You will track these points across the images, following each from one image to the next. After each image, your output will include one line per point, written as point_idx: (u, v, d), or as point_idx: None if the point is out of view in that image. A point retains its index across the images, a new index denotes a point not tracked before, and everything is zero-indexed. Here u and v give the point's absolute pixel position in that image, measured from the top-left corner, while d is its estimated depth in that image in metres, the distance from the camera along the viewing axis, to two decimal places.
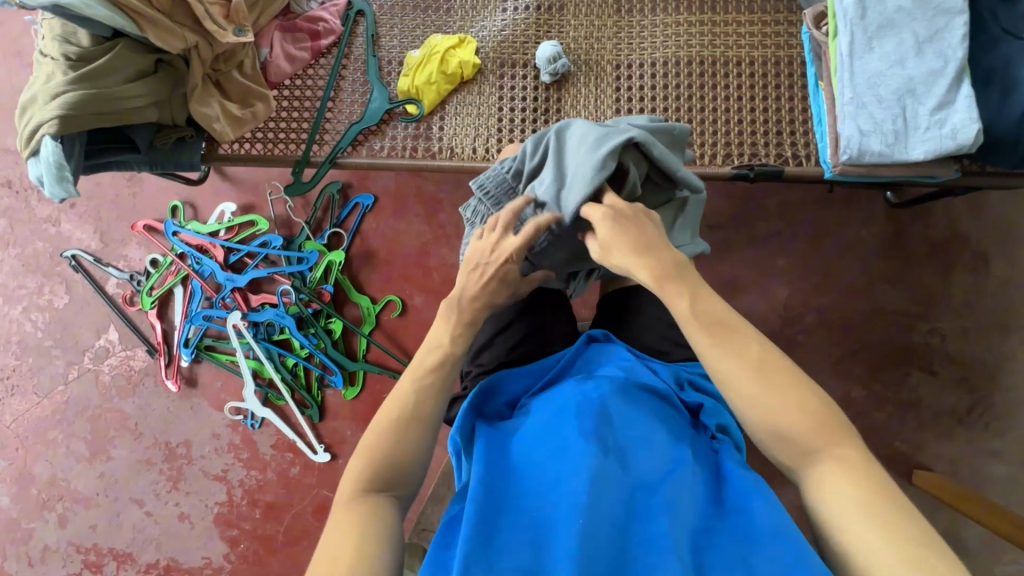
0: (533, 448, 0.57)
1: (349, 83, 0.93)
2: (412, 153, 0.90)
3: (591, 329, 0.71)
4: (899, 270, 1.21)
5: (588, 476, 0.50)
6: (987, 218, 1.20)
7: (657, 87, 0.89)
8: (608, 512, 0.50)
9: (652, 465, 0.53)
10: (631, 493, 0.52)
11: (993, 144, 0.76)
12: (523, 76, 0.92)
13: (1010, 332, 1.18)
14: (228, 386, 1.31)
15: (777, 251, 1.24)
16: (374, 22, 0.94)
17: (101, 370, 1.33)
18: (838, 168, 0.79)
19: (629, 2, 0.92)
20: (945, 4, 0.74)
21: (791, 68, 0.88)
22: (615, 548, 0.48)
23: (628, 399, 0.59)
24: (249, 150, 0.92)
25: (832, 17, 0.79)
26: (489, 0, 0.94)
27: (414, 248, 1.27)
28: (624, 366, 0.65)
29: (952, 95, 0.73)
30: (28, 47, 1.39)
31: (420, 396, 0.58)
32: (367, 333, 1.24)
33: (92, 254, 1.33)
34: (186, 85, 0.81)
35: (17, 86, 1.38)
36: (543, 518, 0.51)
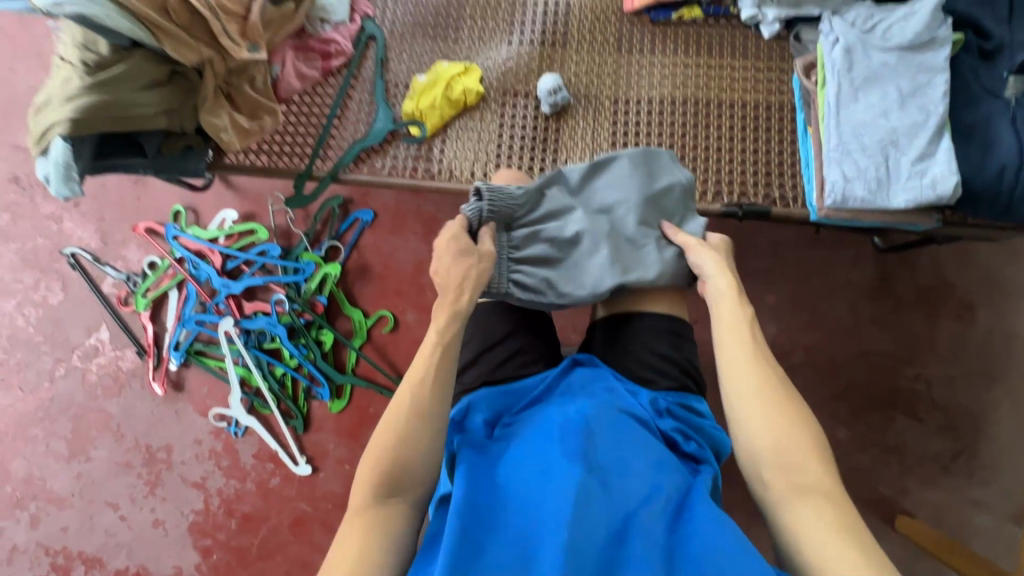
0: (517, 465, 0.57)
1: (356, 103, 0.96)
2: (412, 173, 0.93)
3: (576, 352, 0.71)
4: (887, 314, 1.23)
5: (573, 490, 0.51)
6: (974, 267, 1.22)
7: (653, 125, 0.93)
8: (592, 526, 0.51)
9: (632, 485, 0.54)
10: (614, 510, 0.53)
11: (973, 196, 0.79)
12: (524, 105, 0.95)
13: (994, 381, 1.19)
14: (214, 392, 1.30)
15: (768, 288, 1.25)
16: (384, 47, 0.98)
17: (89, 369, 1.33)
18: (822, 211, 0.81)
19: (629, 42, 0.95)
20: (928, 62, 0.78)
21: (781, 112, 0.91)
22: (598, 562, 0.50)
23: (612, 424, 0.60)
24: (254, 160, 0.95)
25: (821, 67, 0.83)
26: (495, 33, 0.98)
27: (410, 264, 1.28)
28: (608, 390, 0.65)
29: (933, 148, 0.76)
30: (48, 49, 1.43)
31: (405, 427, 0.58)
32: (357, 347, 1.25)
33: (92, 253, 1.34)
34: (198, 97, 0.83)
35: (32, 86, 1.41)
36: (529, 533, 0.51)
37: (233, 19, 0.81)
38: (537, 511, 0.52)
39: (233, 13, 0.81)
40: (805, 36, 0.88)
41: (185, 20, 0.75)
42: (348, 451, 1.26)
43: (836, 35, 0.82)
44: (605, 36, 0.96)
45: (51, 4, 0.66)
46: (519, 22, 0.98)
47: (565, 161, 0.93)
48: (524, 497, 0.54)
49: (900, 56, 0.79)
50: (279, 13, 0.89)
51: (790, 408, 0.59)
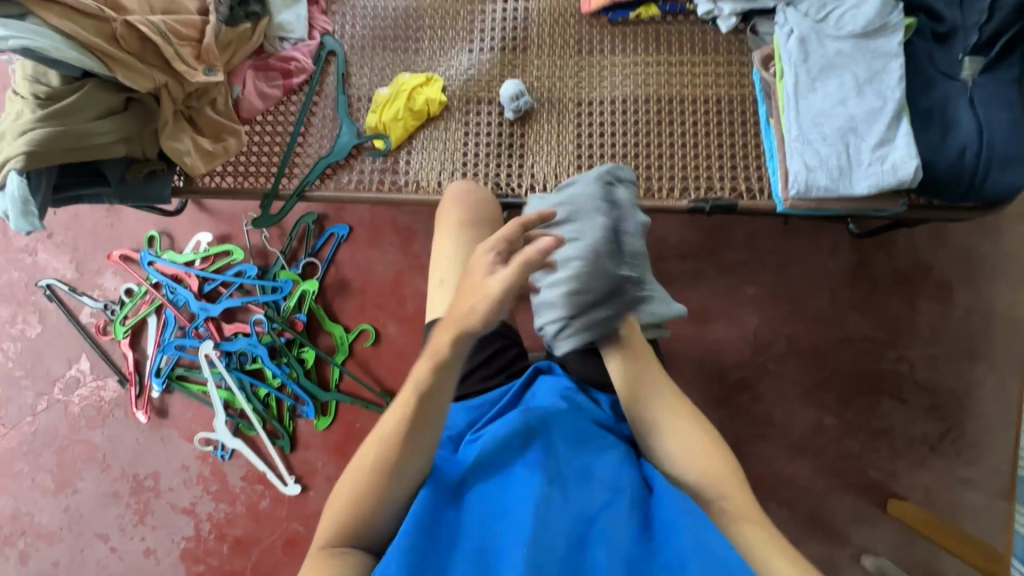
0: (479, 483, 0.57)
1: (319, 120, 0.96)
2: (379, 187, 0.93)
3: (537, 360, 0.71)
4: (867, 298, 1.23)
5: (533, 504, 0.51)
6: (950, 247, 1.22)
7: (617, 125, 0.93)
8: (555, 541, 0.50)
9: (595, 494, 0.54)
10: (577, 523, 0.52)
11: (935, 179, 0.80)
12: (488, 113, 0.95)
13: (977, 359, 1.19)
14: (199, 417, 1.29)
15: (747, 279, 1.25)
16: (344, 62, 0.97)
17: (71, 400, 1.32)
18: (787, 202, 0.81)
19: (590, 43, 0.95)
20: (882, 48, 0.78)
21: (743, 106, 0.91)
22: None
23: (574, 434, 0.60)
24: (220, 182, 0.94)
25: (778, 59, 0.83)
26: (456, 41, 0.98)
27: (388, 277, 1.28)
28: (568, 398, 0.65)
29: (891, 133, 0.76)
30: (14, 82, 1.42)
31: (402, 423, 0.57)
32: (339, 363, 1.25)
33: (68, 283, 1.33)
34: (158, 121, 0.82)
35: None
36: (488, 549, 0.51)
37: (187, 43, 0.80)
38: (496, 529, 0.52)
39: (187, 38, 0.80)
40: (761, 28, 0.87)
41: (137, 49, 0.75)
42: (337, 467, 1.25)
43: (791, 26, 0.81)
44: (564, 39, 0.96)
45: None
46: (479, 29, 0.98)
47: (532, 166, 0.93)
48: (484, 514, 0.54)
49: (854, 43, 0.79)
50: (238, 36, 0.89)
51: (686, 414, 0.64)
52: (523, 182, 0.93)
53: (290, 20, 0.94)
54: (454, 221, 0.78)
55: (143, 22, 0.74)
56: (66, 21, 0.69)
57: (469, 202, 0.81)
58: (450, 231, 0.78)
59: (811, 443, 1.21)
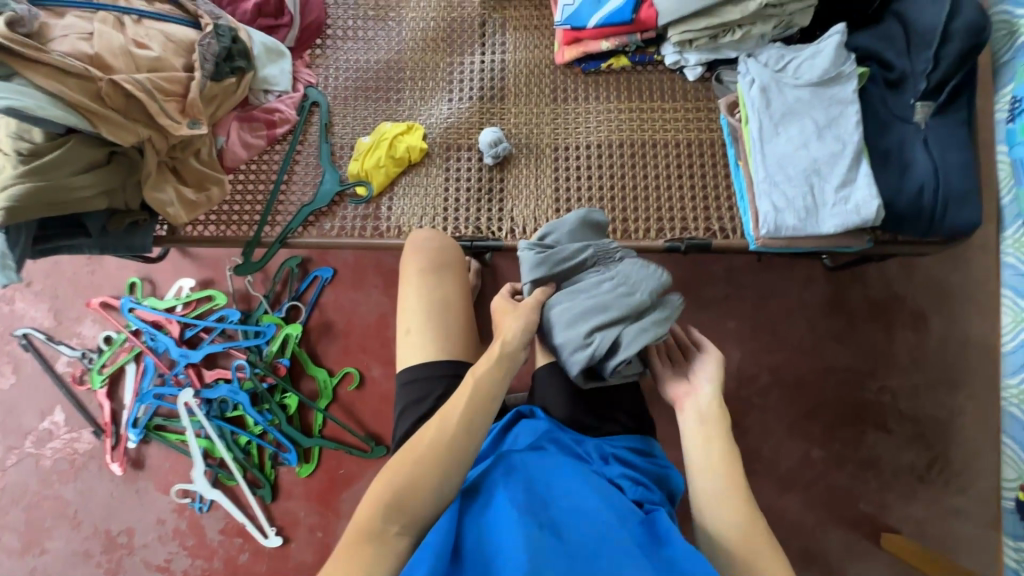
0: (472, 529, 0.56)
1: (302, 168, 0.98)
2: (361, 233, 0.94)
3: (520, 405, 0.74)
4: (845, 329, 1.25)
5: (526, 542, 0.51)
6: (921, 277, 1.26)
7: (593, 169, 0.96)
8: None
9: (589, 529, 0.54)
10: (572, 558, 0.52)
11: (898, 216, 0.83)
12: (468, 159, 0.98)
13: (956, 387, 1.21)
14: (176, 467, 1.26)
15: (728, 313, 1.27)
16: (328, 112, 1.00)
17: (44, 454, 1.28)
18: (759, 240, 0.84)
19: (565, 92, 0.99)
20: (838, 95, 0.82)
21: (713, 149, 0.94)
22: None
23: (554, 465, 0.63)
24: (202, 231, 0.95)
25: (742, 106, 0.87)
26: (436, 92, 1.01)
27: (372, 318, 1.28)
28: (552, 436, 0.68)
29: (853, 174, 0.80)
30: None
31: (433, 441, 0.61)
32: (323, 408, 1.23)
33: (44, 332, 1.31)
34: (141, 172, 0.83)
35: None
36: None
37: (172, 98, 0.82)
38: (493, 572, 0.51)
39: (170, 93, 0.81)
40: (726, 76, 0.93)
41: (120, 104, 0.76)
42: (320, 517, 1.22)
43: (752, 76, 0.86)
44: (540, 88, 1.00)
45: None
46: (458, 80, 1.01)
47: (511, 209, 0.95)
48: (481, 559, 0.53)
49: (812, 91, 0.83)
50: (222, 89, 0.90)
51: (738, 487, 0.64)
52: (503, 224, 0.94)
53: (275, 74, 0.97)
54: (416, 269, 0.82)
55: (126, 79, 0.75)
56: (52, 82, 0.70)
57: (430, 249, 0.84)
58: (411, 280, 0.82)
59: (800, 477, 1.20)
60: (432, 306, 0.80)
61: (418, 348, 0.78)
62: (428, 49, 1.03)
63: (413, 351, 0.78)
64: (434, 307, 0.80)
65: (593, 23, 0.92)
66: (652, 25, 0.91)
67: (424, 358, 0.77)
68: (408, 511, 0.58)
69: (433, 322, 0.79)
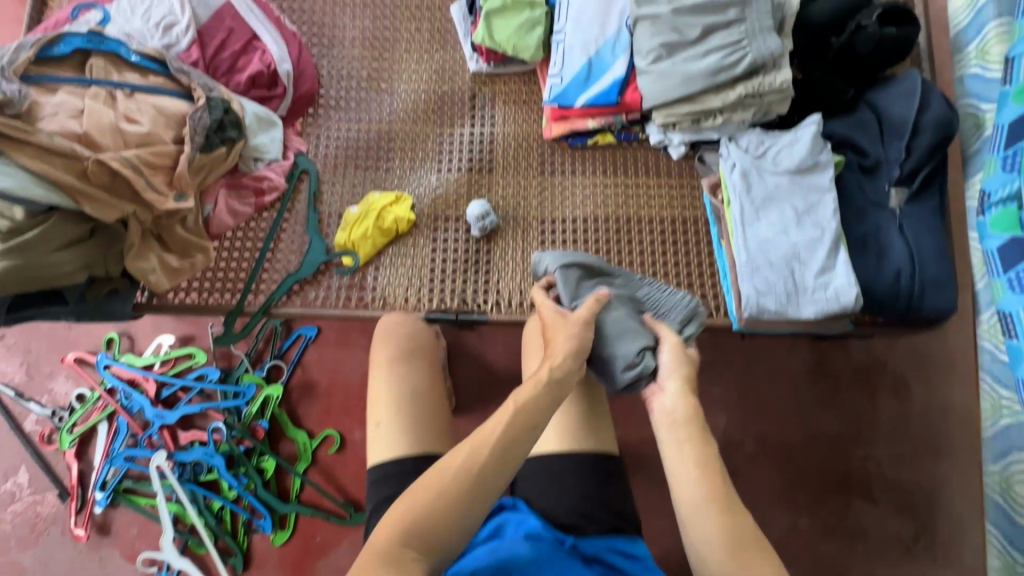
0: None
1: (288, 236, 0.98)
2: (346, 304, 0.93)
3: (501, 496, 0.72)
4: (829, 396, 1.25)
5: None
6: (901, 344, 1.27)
7: (578, 243, 0.97)
8: None
9: None
10: None
11: (877, 299, 0.85)
12: (455, 230, 0.98)
13: (940, 456, 1.21)
14: (144, 533, 1.20)
15: (713, 378, 1.27)
16: (317, 180, 1.01)
17: (3, 518, 1.22)
18: (743, 322, 0.85)
19: (552, 166, 1.01)
20: (816, 183, 0.85)
21: (696, 226, 0.96)
22: None
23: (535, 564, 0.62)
24: (183, 298, 0.94)
25: (724, 189, 0.89)
26: (426, 162, 1.03)
27: (356, 378, 1.26)
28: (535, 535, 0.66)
29: (831, 261, 0.81)
30: None
31: (465, 464, 0.58)
32: (301, 472, 1.19)
33: (14, 388, 1.27)
34: (123, 243, 0.83)
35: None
36: None
37: (160, 171, 0.82)
38: None
39: (159, 166, 0.82)
40: (708, 158, 0.95)
41: (104, 180, 0.76)
42: None
43: (733, 160, 0.89)
44: (528, 161, 1.02)
45: None
46: (447, 151, 1.03)
47: (497, 281, 0.95)
48: None
49: (790, 177, 0.86)
50: (211, 159, 0.91)
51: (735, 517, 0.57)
52: (488, 297, 0.95)
53: (265, 142, 0.98)
54: (385, 358, 0.81)
55: (110, 156, 0.76)
56: (38, 162, 0.72)
57: (398, 335, 0.84)
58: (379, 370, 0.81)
59: (787, 547, 1.18)
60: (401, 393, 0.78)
61: (394, 437, 0.76)
62: (419, 120, 1.05)
63: (381, 445, 0.76)
64: (402, 395, 0.78)
65: (580, 103, 0.95)
66: (637, 106, 0.94)
67: (392, 454, 0.75)
68: (427, 530, 0.55)
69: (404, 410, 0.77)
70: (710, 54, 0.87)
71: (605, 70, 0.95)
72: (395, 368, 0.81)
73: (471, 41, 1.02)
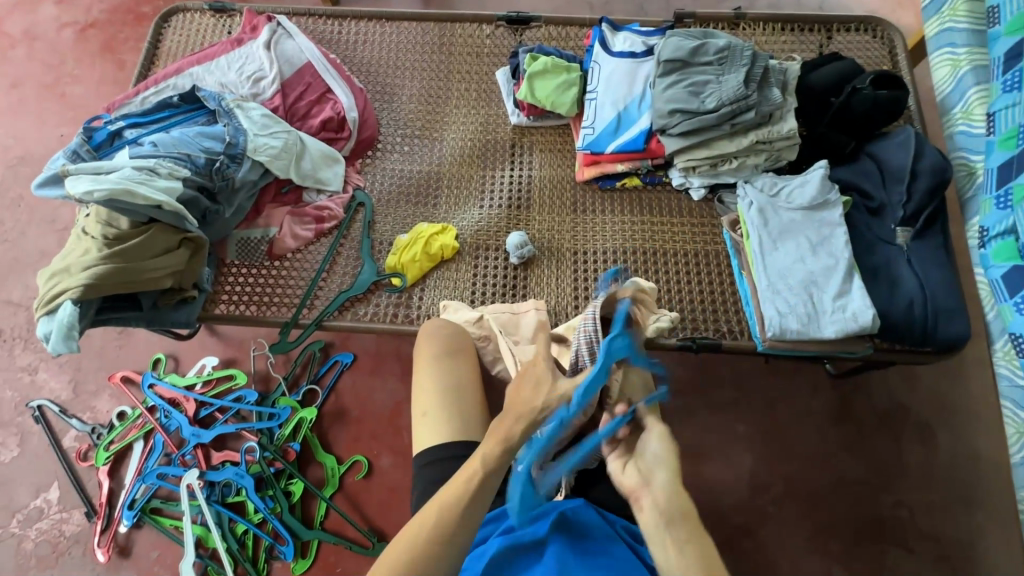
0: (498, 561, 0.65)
1: (343, 259, 1.07)
2: (392, 319, 1.02)
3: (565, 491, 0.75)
4: (856, 440, 1.22)
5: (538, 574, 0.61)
6: (923, 389, 1.25)
7: (607, 273, 1.05)
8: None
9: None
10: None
11: (893, 325, 0.90)
12: (495, 258, 1.08)
13: (975, 506, 1.17)
14: (164, 558, 1.19)
15: (737, 416, 1.25)
16: (372, 212, 1.11)
17: (26, 536, 1.22)
18: (767, 342, 0.91)
19: (584, 205, 1.11)
20: (827, 218, 0.95)
21: (718, 259, 1.05)
22: None
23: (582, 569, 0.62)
24: (243, 310, 1.03)
25: (743, 224, 0.98)
26: (469, 198, 1.14)
27: (385, 407, 1.29)
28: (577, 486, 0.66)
29: (847, 287, 0.89)
30: (47, 208, 1.49)
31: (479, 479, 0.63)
32: (328, 496, 1.20)
33: (59, 404, 1.31)
34: (200, 258, 0.94)
35: (26, 236, 1.46)
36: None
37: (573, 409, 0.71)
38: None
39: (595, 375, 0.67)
40: (726, 199, 1.05)
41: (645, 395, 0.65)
42: None
43: (750, 199, 0.98)
44: (562, 201, 1.12)
45: (84, 194, 0.80)
46: (489, 190, 1.14)
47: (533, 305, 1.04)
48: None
49: (804, 213, 0.95)
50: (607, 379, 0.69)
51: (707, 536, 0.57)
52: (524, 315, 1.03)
53: (329, 176, 1.10)
54: (431, 355, 0.85)
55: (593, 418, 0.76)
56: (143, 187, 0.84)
57: (441, 335, 0.87)
58: (426, 365, 0.84)
59: None
60: (448, 388, 0.82)
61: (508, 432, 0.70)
62: (466, 162, 1.17)
63: (430, 433, 0.79)
64: (446, 365, 0.84)
65: (611, 149, 1.06)
66: (662, 153, 1.05)
67: (440, 440, 0.78)
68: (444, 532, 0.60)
69: (452, 399, 0.80)
70: (670, 90, 1.02)
71: (633, 123, 1.07)
72: (442, 364, 0.84)
73: (514, 97, 1.17)
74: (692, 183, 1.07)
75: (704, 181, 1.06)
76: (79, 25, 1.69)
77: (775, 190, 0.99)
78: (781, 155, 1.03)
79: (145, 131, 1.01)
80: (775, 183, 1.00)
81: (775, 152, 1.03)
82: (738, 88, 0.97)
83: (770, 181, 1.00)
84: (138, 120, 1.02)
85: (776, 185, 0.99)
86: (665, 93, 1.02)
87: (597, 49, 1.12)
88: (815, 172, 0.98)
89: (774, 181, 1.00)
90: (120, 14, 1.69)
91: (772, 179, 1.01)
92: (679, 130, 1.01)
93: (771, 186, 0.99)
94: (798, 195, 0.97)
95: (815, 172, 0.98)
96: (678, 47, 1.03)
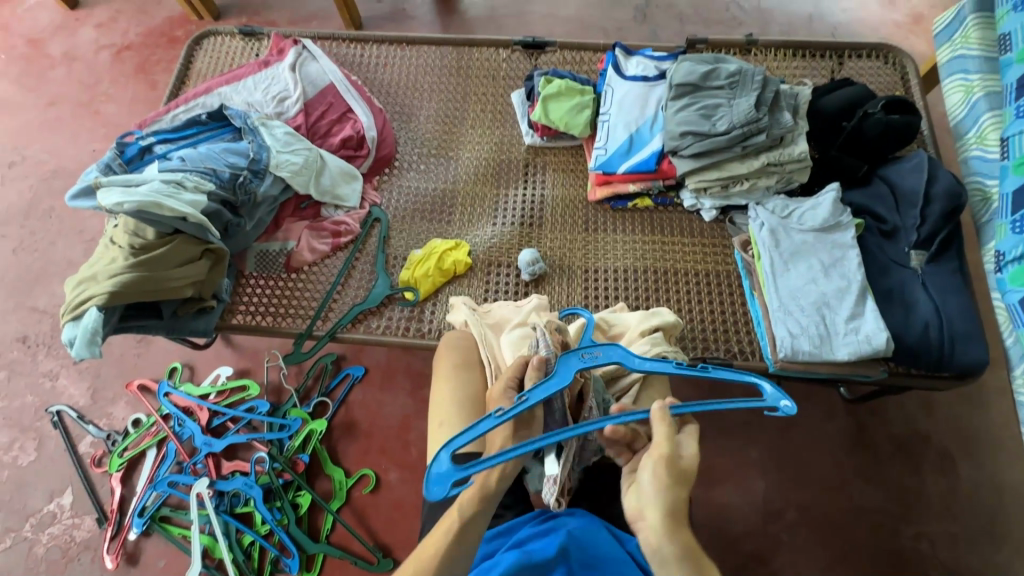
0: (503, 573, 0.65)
1: (358, 273, 1.09)
2: (404, 332, 1.03)
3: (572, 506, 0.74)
4: (872, 467, 1.20)
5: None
6: (941, 415, 1.22)
7: (618, 291, 1.06)
8: None
9: None
10: None
11: (907, 348, 0.89)
12: (507, 275, 1.09)
13: (999, 540, 1.13)
14: (171, 566, 1.20)
15: (749, 439, 1.23)
16: (387, 227, 1.14)
17: (38, 540, 1.23)
18: (778, 363, 0.90)
19: (596, 224, 1.13)
20: (839, 240, 0.95)
21: (730, 280, 1.05)
22: None
23: None
24: (260, 320, 1.05)
25: (755, 244, 0.99)
26: (482, 215, 1.16)
27: (394, 421, 1.29)
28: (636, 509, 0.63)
29: (860, 309, 0.89)
30: (75, 219, 1.54)
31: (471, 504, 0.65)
32: (334, 509, 1.20)
33: (77, 410, 1.34)
34: (220, 269, 0.97)
35: (55, 246, 1.51)
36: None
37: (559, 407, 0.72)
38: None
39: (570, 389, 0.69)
40: (738, 220, 1.06)
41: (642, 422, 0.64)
42: None
43: (762, 220, 0.99)
44: (573, 220, 1.14)
45: (114, 205, 0.84)
46: (502, 208, 1.16)
47: None
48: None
49: (816, 235, 0.96)
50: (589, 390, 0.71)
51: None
52: None
53: (347, 192, 1.13)
54: (441, 368, 0.85)
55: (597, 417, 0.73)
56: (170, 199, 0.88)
57: (451, 349, 0.88)
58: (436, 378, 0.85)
59: None
60: (457, 401, 0.82)
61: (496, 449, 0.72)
62: (480, 180, 1.19)
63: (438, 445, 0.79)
64: (455, 378, 0.84)
65: (623, 169, 1.08)
66: (673, 174, 1.07)
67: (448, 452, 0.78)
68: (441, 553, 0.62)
69: (460, 412, 0.81)
70: (682, 113, 1.04)
71: (644, 144, 1.09)
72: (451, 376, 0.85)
73: (529, 118, 1.20)
74: (703, 203, 1.08)
75: (715, 203, 1.07)
76: (116, 47, 1.78)
77: (787, 213, 0.99)
78: (792, 177, 1.04)
79: (173, 147, 1.06)
80: (786, 205, 1.00)
81: (785, 175, 1.04)
82: (749, 111, 0.99)
83: (782, 202, 1.01)
84: (169, 137, 1.07)
85: (788, 207, 1.00)
86: (677, 116, 1.04)
87: (610, 73, 1.15)
88: (827, 195, 0.98)
89: (785, 203, 1.00)
90: (154, 38, 1.78)
91: (783, 200, 1.01)
92: (690, 151, 1.02)
93: (783, 208, 1.00)
94: (810, 217, 0.97)
95: (827, 194, 0.98)
96: (689, 72, 1.05)
